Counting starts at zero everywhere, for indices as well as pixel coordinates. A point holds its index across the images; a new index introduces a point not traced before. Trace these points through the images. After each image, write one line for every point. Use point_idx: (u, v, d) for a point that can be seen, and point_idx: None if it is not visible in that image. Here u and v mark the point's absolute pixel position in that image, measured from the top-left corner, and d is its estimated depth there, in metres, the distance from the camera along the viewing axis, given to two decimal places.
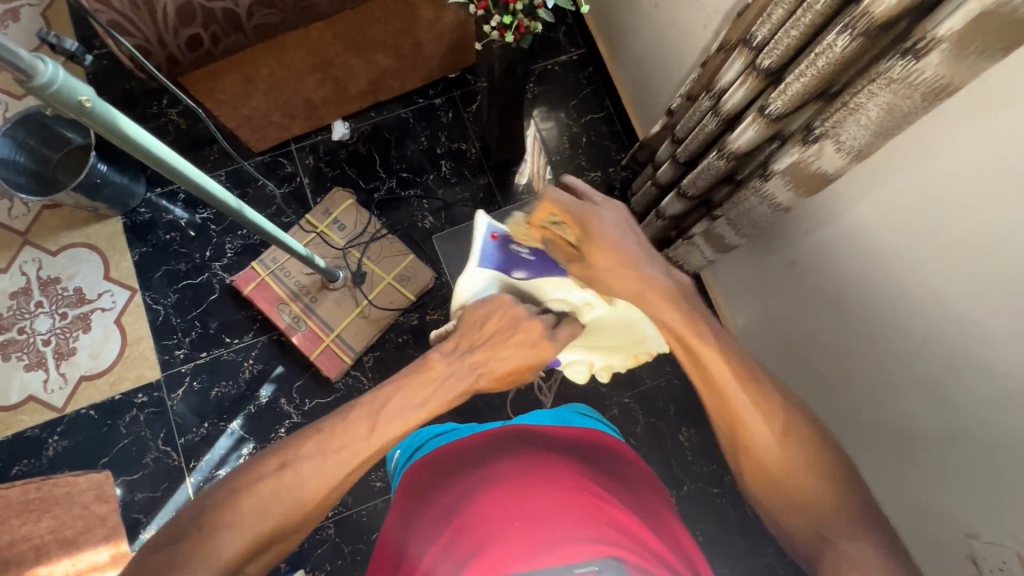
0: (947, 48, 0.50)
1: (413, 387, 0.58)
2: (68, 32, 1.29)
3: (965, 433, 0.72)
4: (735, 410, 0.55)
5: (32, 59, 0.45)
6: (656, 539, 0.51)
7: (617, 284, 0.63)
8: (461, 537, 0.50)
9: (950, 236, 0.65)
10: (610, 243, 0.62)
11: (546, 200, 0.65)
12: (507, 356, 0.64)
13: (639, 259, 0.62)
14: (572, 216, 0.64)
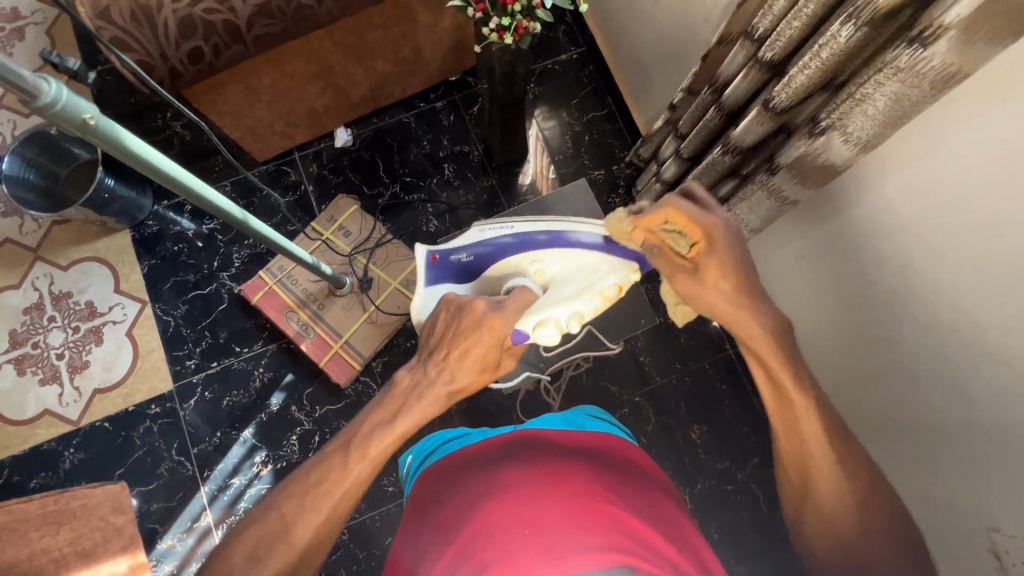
0: (955, 35, 0.49)
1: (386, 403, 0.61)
2: (73, 48, 1.30)
3: (986, 426, 0.71)
4: (810, 450, 0.57)
5: (35, 80, 0.45)
6: (671, 545, 0.50)
7: (720, 306, 0.65)
8: (472, 547, 0.50)
9: (963, 227, 0.64)
10: (727, 267, 0.64)
11: (670, 204, 0.67)
12: (466, 349, 0.63)
13: (753, 289, 0.64)
14: (694, 227, 0.65)
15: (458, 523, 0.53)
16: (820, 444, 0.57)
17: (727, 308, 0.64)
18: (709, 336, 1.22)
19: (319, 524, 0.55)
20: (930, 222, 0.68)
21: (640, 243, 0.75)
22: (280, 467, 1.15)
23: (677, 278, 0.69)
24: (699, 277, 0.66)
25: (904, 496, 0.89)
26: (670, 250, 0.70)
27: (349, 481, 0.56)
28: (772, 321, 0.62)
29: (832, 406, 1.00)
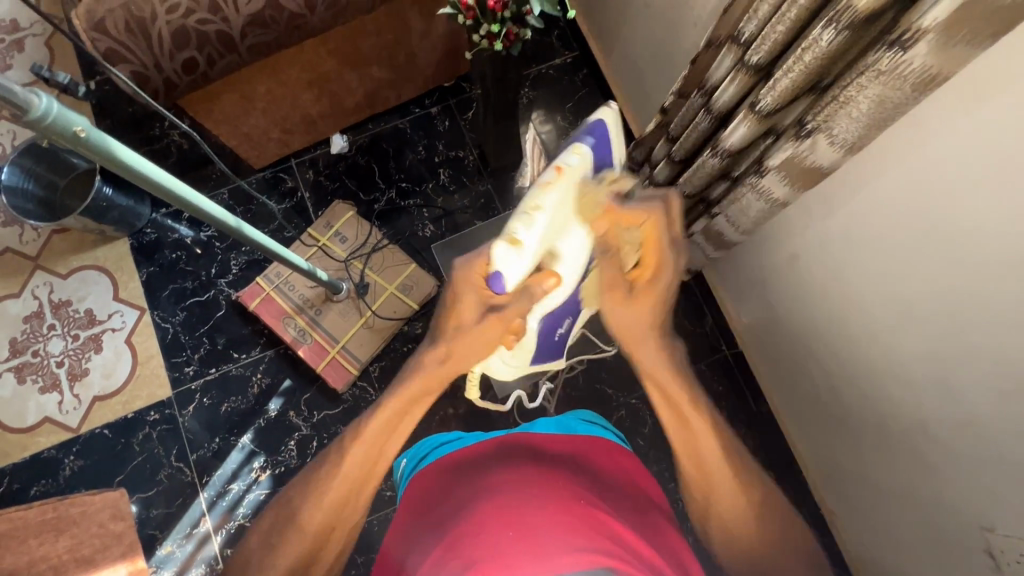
0: (934, 38, 0.49)
1: (391, 418, 0.55)
2: (71, 59, 1.32)
3: (980, 424, 0.71)
4: (714, 483, 0.57)
5: (26, 93, 0.46)
6: (653, 552, 0.51)
7: (629, 333, 0.59)
8: (459, 545, 0.50)
9: (946, 228, 0.65)
10: (662, 303, 0.59)
11: (655, 219, 0.57)
12: (485, 347, 0.58)
13: (666, 331, 0.61)
14: (658, 254, 0.58)
15: (446, 523, 0.54)
16: (724, 479, 0.57)
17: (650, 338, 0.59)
18: (704, 338, 1.22)
19: (312, 529, 0.56)
20: (913, 223, 0.69)
21: (592, 232, 0.59)
22: (279, 472, 1.16)
23: (608, 291, 0.59)
24: (631, 298, 0.59)
25: (901, 495, 0.89)
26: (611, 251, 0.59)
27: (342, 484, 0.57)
28: (677, 360, 0.60)
29: (827, 406, 1.00)
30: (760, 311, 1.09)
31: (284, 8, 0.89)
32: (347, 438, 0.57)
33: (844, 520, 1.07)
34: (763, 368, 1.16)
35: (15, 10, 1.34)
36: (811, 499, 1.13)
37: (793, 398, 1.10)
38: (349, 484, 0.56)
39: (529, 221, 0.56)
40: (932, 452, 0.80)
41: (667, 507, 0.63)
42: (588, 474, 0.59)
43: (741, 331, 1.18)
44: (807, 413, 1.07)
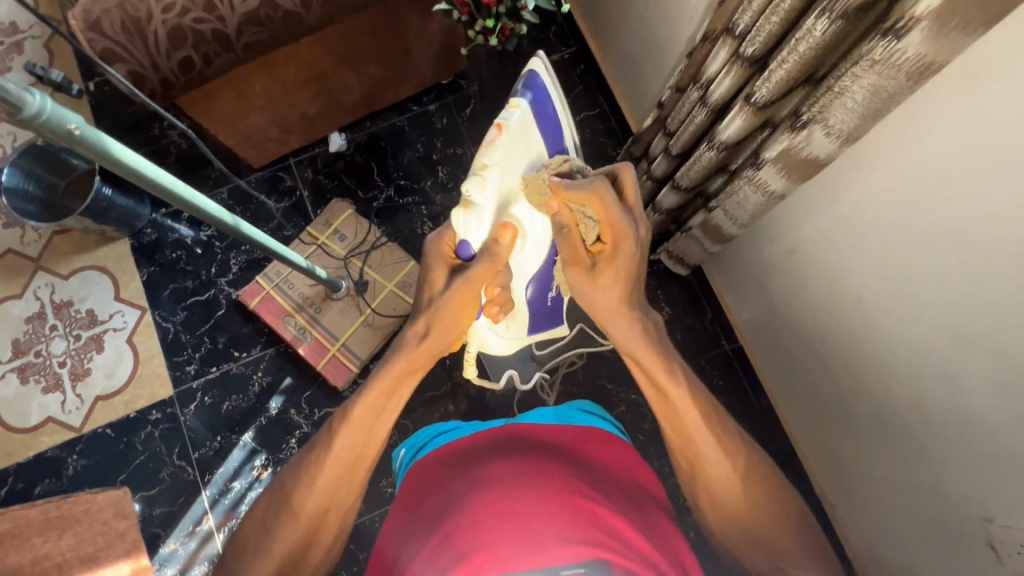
0: (927, 26, 0.49)
1: (385, 390, 0.60)
2: (70, 61, 1.33)
3: (980, 415, 0.71)
4: (694, 441, 0.59)
5: (21, 91, 0.46)
6: (646, 541, 0.52)
7: (601, 306, 0.66)
8: (451, 537, 0.51)
9: (941, 219, 0.65)
10: (626, 272, 0.64)
11: (600, 193, 0.60)
12: (463, 309, 0.65)
13: (636, 294, 0.66)
14: (614, 227, 0.62)
15: (440, 514, 0.54)
16: (702, 434, 0.59)
17: (619, 309, 0.65)
18: (704, 332, 1.22)
19: (309, 523, 0.56)
20: (909, 214, 0.69)
21: (549, 209, 0.65)
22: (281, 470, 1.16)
23: (576, 266, 0.66)
24: (595, 276, 0.65)
25: (903, 487, 0.89)
26: (574, 229, 0.65)
27: (341, 476, 0.58)
28: (645, 323, 0.65)
29: (827, 399, 1.00)
30: (759, 305, 1.09)
31: (280, 6, 0.89)
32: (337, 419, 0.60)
33: (845, 512, 1.07)
34: (764, 362, 1.16)
35: (14, 13, 1.35)
36: (812, 492, 1.13)
37: (793, 391, 1.10)
38: (347, 468, 0.58)
39: (480, 182, 0.61)
40: (933, 444, 0.80)
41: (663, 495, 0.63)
42: (583, 466, 0.60)
43: (741, 325, 1.18)
44: (807, 407, 1.07)
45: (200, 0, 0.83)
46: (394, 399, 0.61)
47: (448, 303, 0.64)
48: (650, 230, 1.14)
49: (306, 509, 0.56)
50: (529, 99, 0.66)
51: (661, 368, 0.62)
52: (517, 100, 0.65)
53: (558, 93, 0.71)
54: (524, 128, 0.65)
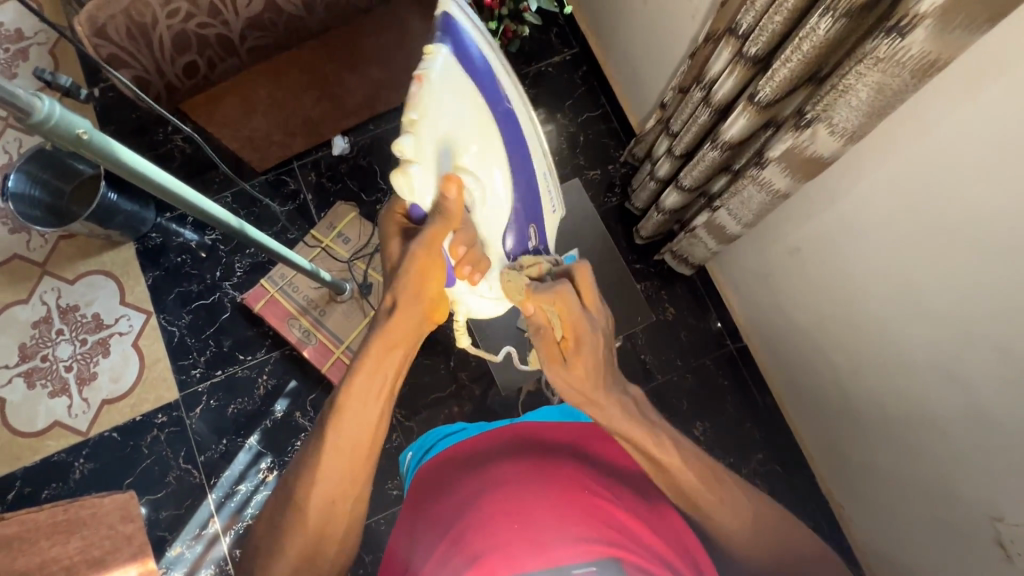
0: (931, 24, 0.49)
1: (375, 375, 0.58)
2: (75, 67, 1.33)
3: (989, 414, 0.70)
4: (692, 494, 0.57)
5: (28, 96, 0.46)
6: (656, 537, 0.53)
7: (582, 395, 0.59)
8: (462, 539, 0.52)
9: (945, 217, 0.65)
10: (596, 364, 0.59)
11: (563, 298, 0.57)
12: (428, 275, 0.58)
13: (614, 380, 0.61)
14: (574, 326, 0.58)
15: (450, 516, 0.55)
16: (699, 488, 0.57)
17: (596, 399, 0.59)
18: (709, 332, 1.22)
19: (319, 522, 0.56)
20: (912, 212, 0.69)
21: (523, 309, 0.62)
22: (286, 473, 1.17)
23: (546, 364, 0.62)
24: (570, 371, 0.59)
25: (911, 487, 0.89)
26: (545, 335, 0.61)
27: (347, 469, 0.57)
28: (631, 403, 0.60)
29: (833, 399, 1.00)
30: (764, 305, 1.08)
31: (284, 10, 0.89)
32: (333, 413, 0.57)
33: (852, 512, 1.07)
34: (769, 362, 1.15)
35: (20, 20, 1.36)
36: (818, 492, 1.13)
37: (799, 391, 1.09)
38: (354, 462, 0.58)
39: (411, 128, 0.48)
40: (939, 443, 0.80)
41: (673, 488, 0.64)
42: (591, 464, 0.60)
43: (746, 326, 1.18)
44: (813, 407, 1.07)
45: (205, 6, 0.83)
46: (386, 380, 0.59)
47: (411, 275, 0.57)
48: (653, 230, 1.14)
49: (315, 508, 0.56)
50: (445, 45, 0.51)
51: (645, 443, 0.57)
52: (432, 45, 0.50)
53: (475, 25, 0.57)
54: (448, 74, 0.51)
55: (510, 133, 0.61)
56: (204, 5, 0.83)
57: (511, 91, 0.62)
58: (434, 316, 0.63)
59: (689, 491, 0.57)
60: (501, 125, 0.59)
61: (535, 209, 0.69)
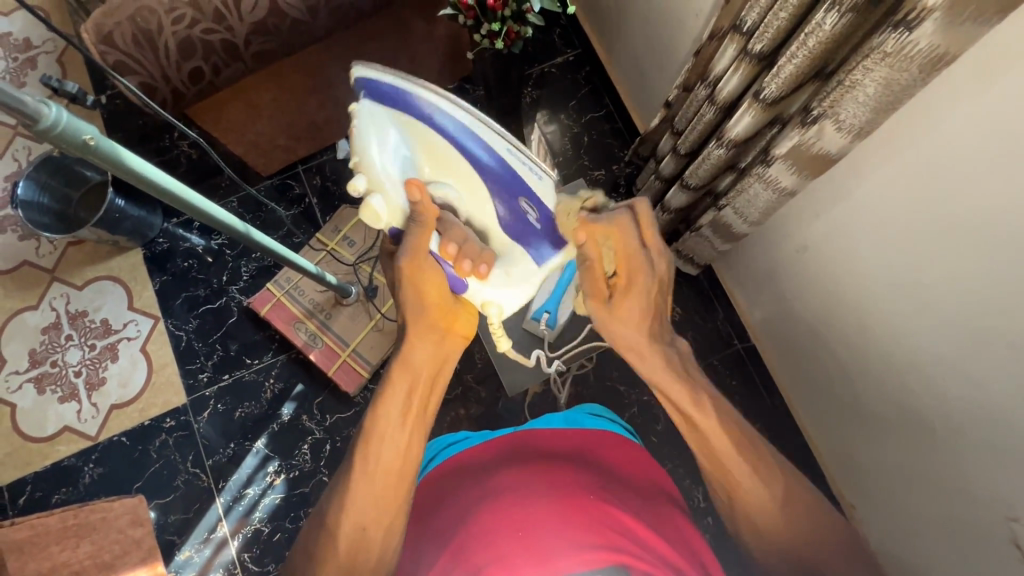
0: (939, 17, 0.48)
1: (400, 401, 0.61)
2: (82, 75, 1.35)
3: (1004, 414, 0.69)
4: (725, 465, 0.58)
5: (35, 103, 0.47)
6: (664, 545, 0.53)
7: (625, 339, 0.67)
8: (463, 549, 0.52)
9: (952, 213, 0.65)
10: (642, 308, 0.65)
11: (622, 228, 0.59)
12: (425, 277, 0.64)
13: (660, 335, 0.67)
14: (629, 260, 0.63)
15: (451, 527, 0.55)
16: (734, 461, 0.57)
17: (640, 349, 0.66)
18: (716, 332, 1.21)
19: (344, 544, 0.55)
20: (919, 211, 0.69)
21: (573, 246, 0.61)
22: (294, 476, 1.17)
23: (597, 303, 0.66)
24: (615, 311, 0.66)
25: (923, 487, 0.88)
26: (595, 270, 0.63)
27: (377, 496, 0.56)
28: (678, 360, 0.65)
29: (843, 399, 0.98)
30: (772, 304, 1.08)
31: (288, 15, 0.90)
32: (364, 444, 0.58)
33: (864, 513, 1.05)
34: (778, 362, 1.14)
35: (28, 29, 1.38)
36: (829, 492, 1.11)
37: (808, 391, 1.08)
38: (388, 485, 0.57)
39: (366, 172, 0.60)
40: (952, 442, 0.79)
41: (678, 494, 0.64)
42: (595, 470, 0.61)
43: (754, 325, 1.17)
44: (822, 407, 1.06)
45: (210, 11, 0.84)
46: (411, 402, 0.61)
47: (407, 284, 0.65)
48: (659, 230, 1.13)
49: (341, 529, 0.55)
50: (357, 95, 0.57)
51: (695, 415, 0.60)
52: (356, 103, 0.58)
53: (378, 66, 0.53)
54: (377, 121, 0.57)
55: (452, 138, 0.54)
56: (209, 10, 0.84)
57: (430, 100, 0.52)
58: (453, 330, 0.69)
59: (724, 465, 0.58)
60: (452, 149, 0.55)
61: (511, 185, 0.56)
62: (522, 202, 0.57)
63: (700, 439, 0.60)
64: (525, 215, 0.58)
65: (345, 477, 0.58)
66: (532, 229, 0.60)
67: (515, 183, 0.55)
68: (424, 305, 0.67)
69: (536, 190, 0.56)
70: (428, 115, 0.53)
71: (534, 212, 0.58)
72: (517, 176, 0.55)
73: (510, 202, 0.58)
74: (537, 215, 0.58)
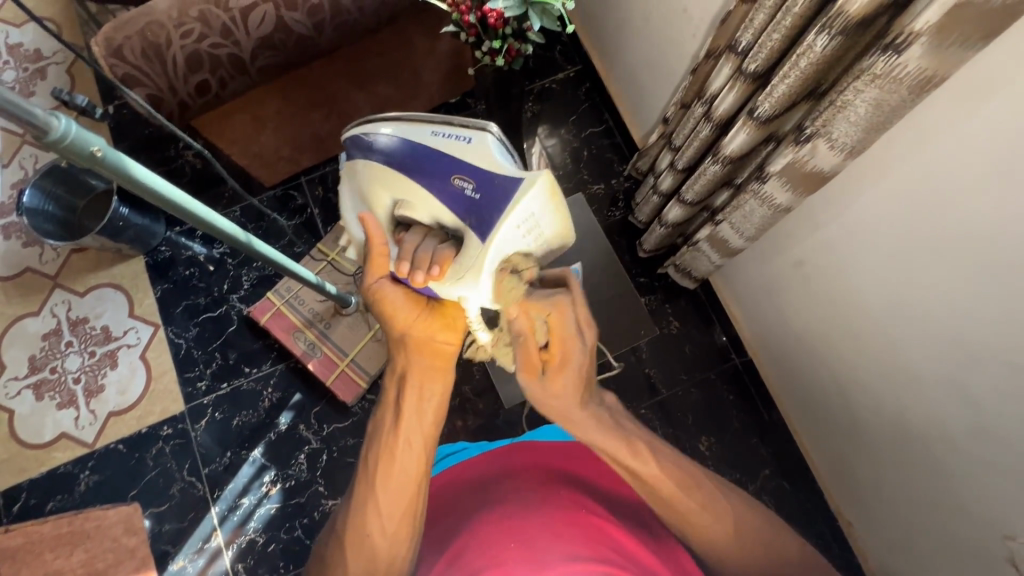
0: (927, 42, 0.50)
1: (399, 418, 0.67)
2: (91, 86, 1.37)
3: (998, 432, 0.70)
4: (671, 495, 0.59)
5: (46, 116, 0.48)
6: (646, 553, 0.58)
7: (553, 411, 0.68)
8: (464, 556, 0.58)
9: (938, 235, 0.67)
10: (578, 378, 0.68)
11: (561, 310, 0.70)
12: (395, 293, 0.73)
13: (589, 398, 0.69)
14: (563, 339, 0.69)
15: (457, 532, 0.63)
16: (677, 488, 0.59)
17: (572, 416, 0.67)
18: (714, 346, 1.21)
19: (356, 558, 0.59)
20: (908, 231, 0.70)
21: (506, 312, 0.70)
22: (290, 486, 1.17)
23: (527, 376, 0.70)
24: (551, 385, 0.68)
25: (919, 504, 0.88)
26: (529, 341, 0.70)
27: (390, 508, 0.61)
28: (601, 416, 0.67)
29: (841, 415, 0.98)
30: (768, 319, 1.08)
31: (294, 30, 0.91)
32: (376, 464, 0.63)
33: (862, 529, 1.05)
34: (775, 377, 1.14)
35: (39, 40, 1.40)
36: (826, 509, 1.11)
37: (805, 406, 1.08)
38: (399, 496, 0.61)
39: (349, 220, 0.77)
40: (945, 459, 0.79)
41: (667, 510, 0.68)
42: (589, 488, 0.67)
43: (752, 340, 1.17)
44: (819, 422, 1.06)
45: (218, 27, 0.86)
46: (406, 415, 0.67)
47: (380, 309, 0.74)
48: (658, 244, 1.14)
49: (351, 537, 0.60)
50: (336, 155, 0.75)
51: (620, 455, 0.61)
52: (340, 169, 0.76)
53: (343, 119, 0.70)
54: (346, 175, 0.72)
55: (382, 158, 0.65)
56: (217, 26, 0.85)
57: (364, 128, 0.66)
58: (435, 337, 0.74)
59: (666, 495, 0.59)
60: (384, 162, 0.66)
61: (440, 168, 0.63)
62: (456, 182, 0.63)
63: (634, 475, 0.60)
64: (464, 193, 0.63)
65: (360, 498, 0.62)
66: (475, 208, 0.63)
67: (443, 166, 0.62)
68: (401, 324, 0.74)
69: (464, 163, 0.61)
70: (365, 139, 0.66)
71: (470, 183, 0.62)
72: (444, 156, 0.62)
73: (447, 187, 0.64)
74: (474, 185, 0.62)
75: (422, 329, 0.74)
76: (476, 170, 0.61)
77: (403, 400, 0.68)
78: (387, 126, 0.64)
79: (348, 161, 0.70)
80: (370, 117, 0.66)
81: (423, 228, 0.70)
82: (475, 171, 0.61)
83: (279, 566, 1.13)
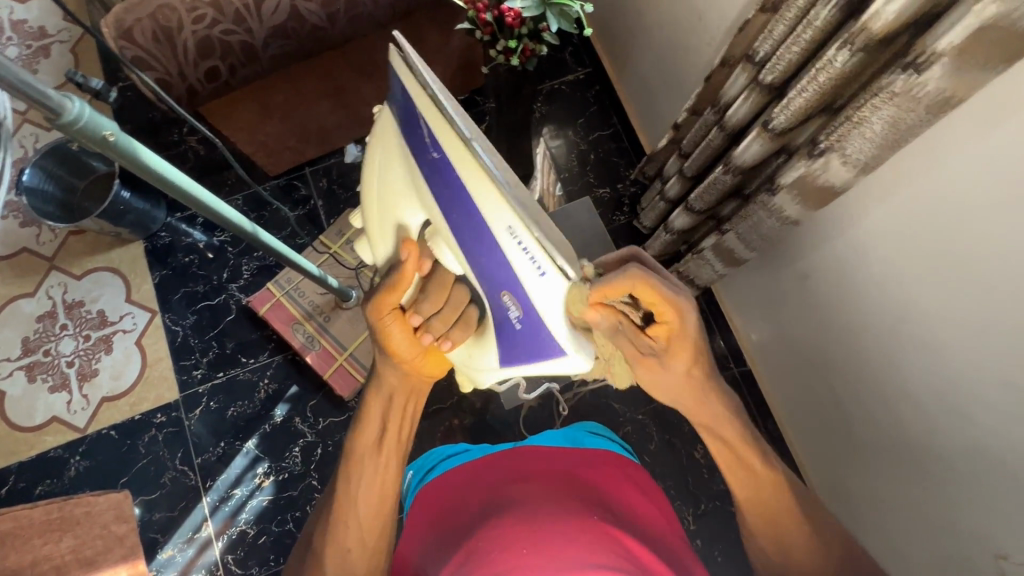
0: (948, 62, 0.50)
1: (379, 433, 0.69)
2: (96, 66, 1.36)
3: (993, 452, 0.70)
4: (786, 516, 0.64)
5: (61, 98, 0.47)
6: (648, 555, 0.59)
7: (671, 389, 0.65)
8: (477, 556, 0.57)
9: (947, 256, 0.67)
10: (688, 347, 0.60)
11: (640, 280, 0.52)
12: (398, 325, 0.69)
13: (703, 364, 0.62)
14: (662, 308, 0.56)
15: (466, 533, 0.62)
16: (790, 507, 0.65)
17: (690, 389, 0.64)
18: (713, 355, 1.21)
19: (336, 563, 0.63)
20: (914, 249, 0.71)
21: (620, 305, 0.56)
22: (283, 479, 1.16)
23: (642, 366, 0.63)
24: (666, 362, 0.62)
25: (908, 519, 0.89)
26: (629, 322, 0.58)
27: (372, 516, 0.65)
28: (732, 403, 0.65)
29: (839, 428, 0.99)
30: (769, 329, 1.09)
31: (307, 20, 0.90)
32: (356, 471, 0.67)
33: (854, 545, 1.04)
34: (774, 388, 1.14)
35: (45, 18, 1.38)
36: None
37: (802, 417, 1.09)
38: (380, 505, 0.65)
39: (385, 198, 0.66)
40: (943, 477, 0.79)
41: (668, 508, 0.71)
42: (591, 487, 0.67)
43: (753, 350, 1.17)
44: (815, 434, 1.06)
45: (230, 13, 0.85)
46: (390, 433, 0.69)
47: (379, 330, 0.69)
48: (662, 251, 1.14)
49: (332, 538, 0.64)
50: (403, 118, 0.54)
51: (745, 451, 0.65)
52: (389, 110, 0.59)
53: (429, 89, 0.48)
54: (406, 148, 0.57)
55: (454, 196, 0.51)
56: (229, 12, 0.84)
57: (452, 155, 0.47)
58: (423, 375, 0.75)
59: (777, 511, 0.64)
60: (451, 209, 0.54)
61: (501, 274, 0.53)
62: (505, 296, 0.57)
63: (753, 476, 0.65)
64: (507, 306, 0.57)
65: (339, 503, 0.66)
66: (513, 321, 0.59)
67: (505, 277, 0.53)
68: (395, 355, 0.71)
69: (523, 295, 0.53)
70: (447, 164, 0.49)
71: (516, 308, 0.56)
72: (511, 273, 0.51)
73: (494, 288, 0.57)
74: (518, 312, 0.57)
75: (418, 361, 0.73)
76: (529, 310, 0.54)
77: (390, 416, 0.70)
78: (467, 179, 0.47)
79: (422, 163, 0.55)
80: (471, 141, 0.46)
81: (450, 277, 0.69)
82: (528, 306, 0.54)
83: (269, 560, 1.12)
